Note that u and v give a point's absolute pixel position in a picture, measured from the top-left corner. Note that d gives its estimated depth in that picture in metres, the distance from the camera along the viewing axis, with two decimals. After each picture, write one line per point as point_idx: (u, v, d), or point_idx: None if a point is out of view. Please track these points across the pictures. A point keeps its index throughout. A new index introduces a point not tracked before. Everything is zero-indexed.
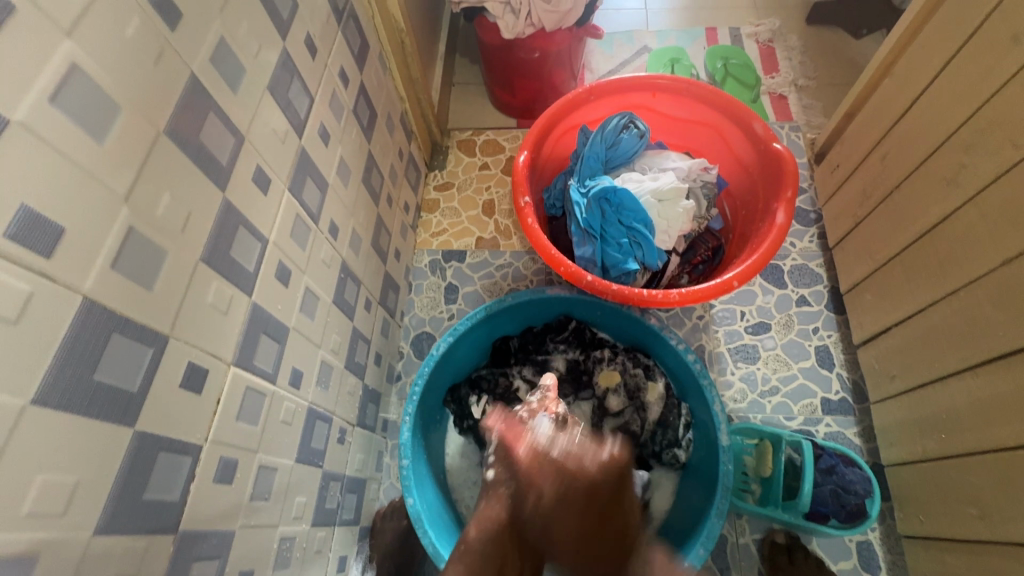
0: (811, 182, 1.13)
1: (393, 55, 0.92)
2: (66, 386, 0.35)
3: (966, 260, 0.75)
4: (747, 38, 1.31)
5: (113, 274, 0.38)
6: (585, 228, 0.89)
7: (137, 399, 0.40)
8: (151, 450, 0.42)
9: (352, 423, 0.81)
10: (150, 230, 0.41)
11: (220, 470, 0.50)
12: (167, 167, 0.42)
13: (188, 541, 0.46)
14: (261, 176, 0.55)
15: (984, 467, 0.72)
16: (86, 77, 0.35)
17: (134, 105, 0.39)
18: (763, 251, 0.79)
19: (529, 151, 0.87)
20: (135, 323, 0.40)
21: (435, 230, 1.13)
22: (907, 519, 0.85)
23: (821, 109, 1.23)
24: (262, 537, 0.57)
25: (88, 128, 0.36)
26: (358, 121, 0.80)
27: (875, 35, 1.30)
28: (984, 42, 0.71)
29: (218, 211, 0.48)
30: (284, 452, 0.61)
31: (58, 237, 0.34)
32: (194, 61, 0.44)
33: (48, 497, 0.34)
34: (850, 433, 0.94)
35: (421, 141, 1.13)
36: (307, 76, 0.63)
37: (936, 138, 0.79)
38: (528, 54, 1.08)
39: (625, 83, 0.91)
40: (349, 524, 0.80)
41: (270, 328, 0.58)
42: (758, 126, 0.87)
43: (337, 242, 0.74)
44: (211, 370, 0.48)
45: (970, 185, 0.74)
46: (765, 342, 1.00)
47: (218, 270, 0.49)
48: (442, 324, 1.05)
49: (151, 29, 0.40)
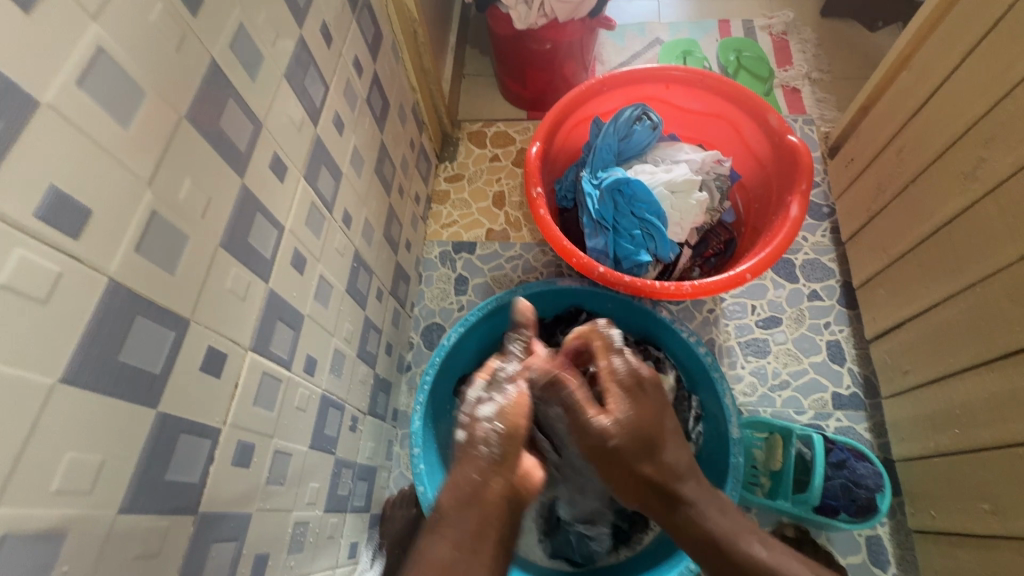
0: (825, 176, 1.12)
1: (405, 45, 0.91)
2: (92, 366, 0.35)
3: (981, 254, 0.75)
4: (760, 30, 1.30)
5: (137, 256, 0.38)
6: (597, 220, 0.89)
7: (160, 381, 0.41)
8: (172, 432, 0.42)
9: (363, 411, 0.82)
10: (172, 214, 0.41)
11: (238, 454, 0.51)
12: (188, 152, 0.43)
13: (207, 523, 0.47)
14: (278, 164, 0.56)
15: (999, 465, 0.71)
16: (111, 60, 0.35)
17: (157, 90, 0.39)
18: (776, 244, 0.79)
19: (541, 142, 0.87)
20: (158, 306, 0.40)
21: (446, 221, 1.13)
22: (918, 514, 0.86)
23: (835, 102, 1.22)
24: (278, 521, 0.58)
25: (114, 112, 0.36)
26: (371, 111, 0.80)
27: (891, 28, 1.28)
28: (1005, 35, 0.70)
29: (236, 197, 0.49)
30: (298, 438, 0.62)
31: (85, 218, 0.34)
32: (214, 47, 0.45)
33: (76, 476, 0.35)
34: (861, 428, 0.94)
35: (432, 132, 1.13)
36: (322, 64, 0.63)
37: (955, 131, 0.78)
38: (539, 45, 1.07)
39: (639, 74, 0.91)
40: (360, 511, 0.81)
41: (285, 316, 0.58)
42: (773, 118, 0.87)
43: (350, 232, 0.74)
44: (229, 355, 0.49)
45: (989, 179, 0.73)
46: (775, 337, 0.99)
47: (236, 256, 0.49)
48: (451, 315, 1.05)
49: (172, 14, 0.40)
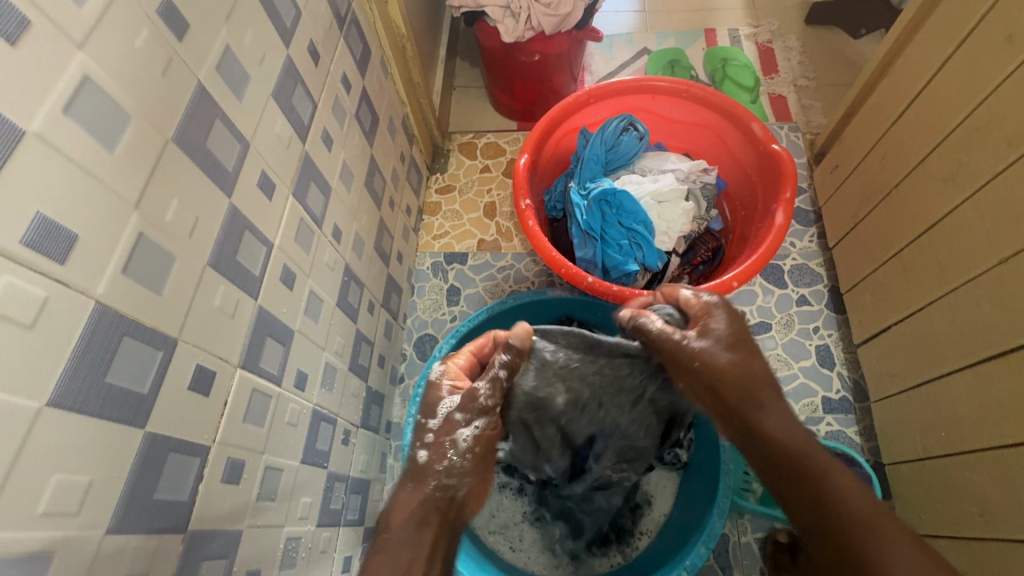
0: (811, 183, 1.14)
1: (394, 60, 0.92)
2: (78, 388, 0.36)
3: (963, 257, 0.76)
4: (746, 39, 1.32)
5: (124, 279, 0.39)
6: (586, 230, 0.90)
7: (148, 400, 0.41)
8: (161, 450, 0.43)
9: (356, 424, 0.82)
10: (158, 235, 0.42)
11: (228, 471, 0.51)
12: (175, 174, 0.43)
13: (198, 540, 0.47)
14: (266, 182, 0.56)
15: (983, 467, 0.72)
16: (96, 86, 0.36)
17: (143, 115, 0.40)
18: (762, 251, 0.80)
19: (529, 154, 0.88)
20: (144, 326, 0.41)
21: (437, 232, 1.14)
22: (908, 517, 0.86)
23: (821, 109, 1.24)
24: (269, 537, 0.58)
25: (100, 138, 0.37)
26: (360, 125, 0.81)
27: (873, 35, 1.30)
28: (980, 42, 0.71)
29: (224, 216, 0.49)
30: (290, 452, 0.62)
31: (71, 244, 0.35)
32: (201, 70, 0.45)
33: (63, 497, 0.35)
34: (851, 432, 0.94)
35: (423, 145, 1.14)
36: (310, 82, 0.64)
37: (934, 137, 0.79)
38: (527, 57, 1.09)
39: (625, 85, 0.92)
40: (354, 524, 0.81)
41: (275, 331, 0.59)
42: (757, 127, 0.88)
43: (340, 246, 0.75)
44: (219, 372, 0.49)
45: (969, 183, 0.74)
46: (765, 343, 1.00)
47: (224, 274, 0.50)
48: (444, 327, 1.06)
49: (158, 39, 0.41)
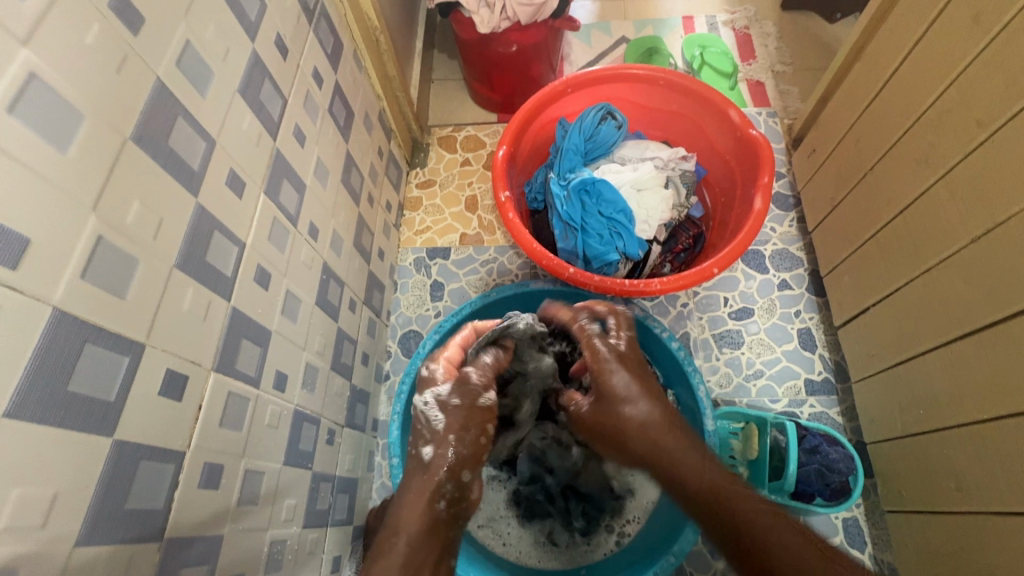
0: (789, 168, 1.14)
1: (368, 53, 0.90)
2: (39, 398, 0.35)
3: (934, 240, 0.77)
4: (724, 26, 1.32)
5: (83, 283, 0.38)
6: (566, 221, 0.90)
7: (115, 408, 0.40)
8: (131, 459, 0.42)
9: (341, 424, 0.81)
10: (121, 239, 0.41)
11: (206, 476, 0.50)
12: (134, 175, 0.42)
13: (175, 548, 0.47)
14: (235, 180, 0.55)
15: (961, 444, 0.74)
16: (44, 84, 0.35)
17: (97, 113, 0.39)
18: (742, 237, 0.79)
19: (507, 147, 0.87)
20: (109, 332, 0.40)
21: (419, 227, 1.13)
22: (891, 495, 0.88)
23: (799, 94, 1.24)
24: (251, 541, 0.57)
25: (51, 139, 0.35)
26: (334, 121, 0.79)
27: (848, 20, 1.31)
28: (947, 25, 0.71)
29: (191, 216, 0.48)
30: (271, 455, 0.61)
31: (23, 248, 0.34)
32: (158, 65, 0.44)
33: (25, 511, 0.34)
34: (833, 412, 0.96)
35: (401, 139, 1.12)
36: (278, 77, 0.63)
37: (905, 121, 0.80)
38: (504, 48, 1.07)
39: (602, 74, 0.91)
40: (342, 524, 0.80)
41: (250, 333, 0.57)
42: (734, 113, 0.87)
43: (318, 244, 0.74)
44: (191, 377, 0.48)
45: (939, 166, 0.75)
46: (748, 327, 1.01)
47: (193, 275, 0.48)
48: (428, 322, 1.05)
49: (112, 34, 0.39)
